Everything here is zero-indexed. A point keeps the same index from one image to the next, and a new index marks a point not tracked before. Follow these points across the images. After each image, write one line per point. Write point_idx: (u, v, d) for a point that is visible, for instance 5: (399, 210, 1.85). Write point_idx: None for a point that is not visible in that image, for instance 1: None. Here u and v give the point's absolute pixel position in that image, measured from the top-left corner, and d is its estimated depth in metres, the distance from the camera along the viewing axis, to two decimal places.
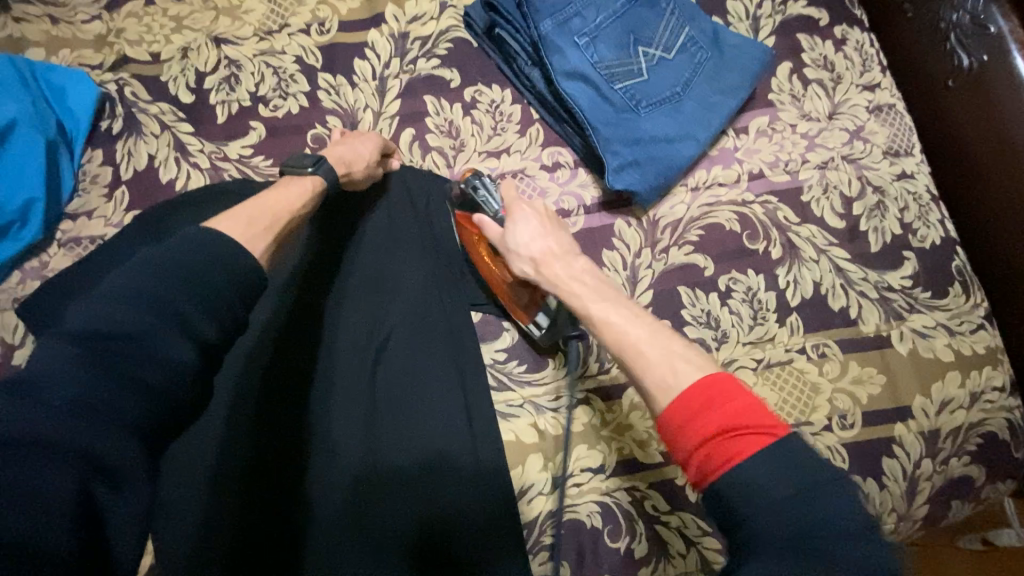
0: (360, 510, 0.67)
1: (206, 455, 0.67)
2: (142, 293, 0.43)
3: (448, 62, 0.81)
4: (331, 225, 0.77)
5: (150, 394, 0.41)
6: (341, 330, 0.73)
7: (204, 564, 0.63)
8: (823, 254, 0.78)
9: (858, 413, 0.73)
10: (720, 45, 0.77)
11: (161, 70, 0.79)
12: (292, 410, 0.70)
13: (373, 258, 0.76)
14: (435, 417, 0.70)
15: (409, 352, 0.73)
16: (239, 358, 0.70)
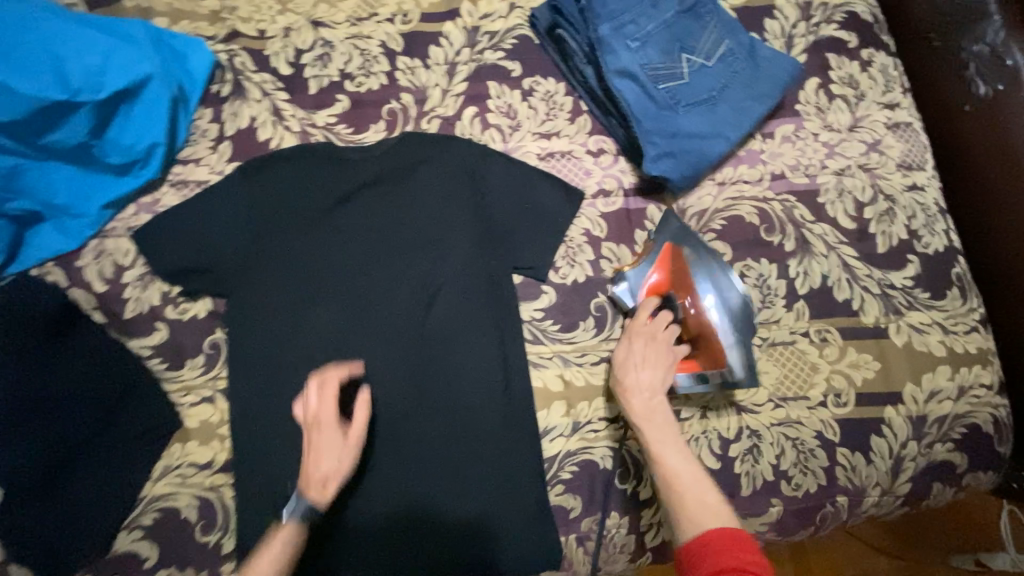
0: (385, 452, 0.78)
1: (283, 367, 0.80)
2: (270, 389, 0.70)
3: (512, 56, 0.92)
4: (395, 182, 0.87)
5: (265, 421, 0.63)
6: (390, 290, 0.83)
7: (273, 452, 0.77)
8: (833, 250, 0.86)
9: (852, 393, 0.82)
10: (756, 57, 0.86)
11: (266, 44, 0.92)
12: (353, 339, 0.81)
13: (429, 217, 0.86)
14: (465, 377, 0.80)
15: (448, 317, 0.83)
16: (312, 291, 0.82)
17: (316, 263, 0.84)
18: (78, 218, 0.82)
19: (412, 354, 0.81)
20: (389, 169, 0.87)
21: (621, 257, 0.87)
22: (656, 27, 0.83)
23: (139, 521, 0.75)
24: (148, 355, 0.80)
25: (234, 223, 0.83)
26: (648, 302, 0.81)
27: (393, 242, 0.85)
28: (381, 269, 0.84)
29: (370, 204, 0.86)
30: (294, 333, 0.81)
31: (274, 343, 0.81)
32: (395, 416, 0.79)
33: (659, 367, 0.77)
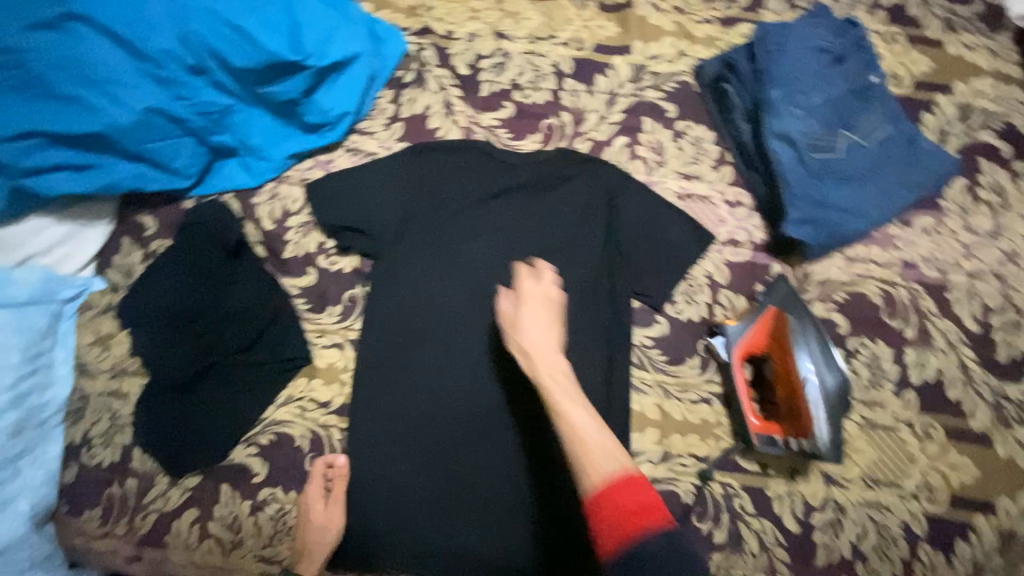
0: (476, 435, 0.81)
1: (404, 334, 0.85)
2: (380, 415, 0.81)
3: (671, 98, 0.98)
4: (537, 189, 0.92)
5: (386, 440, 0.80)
6: (508, 290, 0.88)
7: (378, 408, 0.82)
8: (952, 348, 0.87)
9: (946, 493, 0.82)
10: (912, 148, 0.89)
11: (451, 44, 1.02)
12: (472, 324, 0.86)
13: (563, 228, 0.89)
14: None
15: (558, 330, 0.85)
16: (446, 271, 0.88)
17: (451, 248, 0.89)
18: (261, 159, 0.92)
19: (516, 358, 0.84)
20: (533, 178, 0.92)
21: (736, 307, 0.88)
22: (822, 102, 0.88)
23: (256, 441, 0.82)
24: (296, 294, 0.88)
25: (390, 195, 0.90)
26: (520, 275, 0.73)
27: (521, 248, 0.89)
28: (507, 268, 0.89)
29: (508, 211, 0.91)
30: (415, 311, 0.86)
31: (400, 308, 0.86)
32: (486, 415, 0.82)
33: (525, 325, 0.70)
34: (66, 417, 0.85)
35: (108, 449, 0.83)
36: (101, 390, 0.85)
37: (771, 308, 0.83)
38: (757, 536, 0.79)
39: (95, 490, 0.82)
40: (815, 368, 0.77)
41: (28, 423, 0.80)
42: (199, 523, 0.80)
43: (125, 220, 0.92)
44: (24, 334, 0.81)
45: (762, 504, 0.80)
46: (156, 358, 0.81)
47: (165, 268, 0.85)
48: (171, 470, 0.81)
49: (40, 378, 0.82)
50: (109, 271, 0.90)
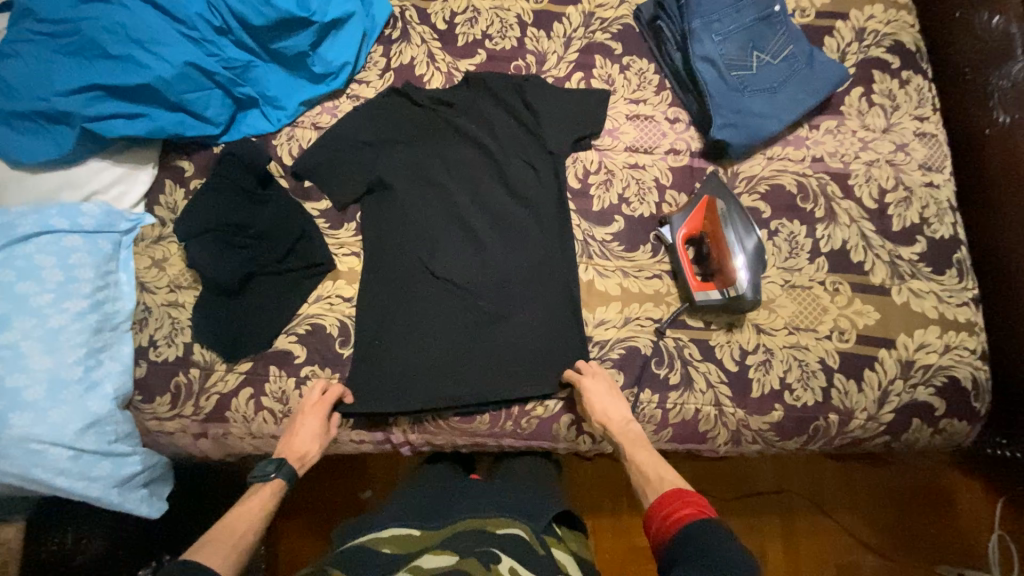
0: (446, 326, 1.01)
1: (391, 248, 1.05)
2: (381, 307, 1.02)
3: (616, 38, 1.17)
4: (488, 124, 1.11)
5: (401, 325, 1.01)
6: (474, 215, 1.07)
7: (371, 305, 1.02)
8: (855, 222, 1.06)
9: (853, 333, 1.02)
10: (814, 62, 1.08)
11: (429, 5, 1.19)
12: (442, 247, 1.05)
13: (505, 171, 1.08)
14: (510, 296, 1.03)
15: (522, 270, 1.04)
16: (424, 198, 1.07)
17: (408, 200, 1.07)
18: (277, 109, 1.10)
19: (474, 275, 1.04)
20: (506, 154, 1.09)
21: (679, 203, 1.08)
22: (736, 28, 1.07)
23: (294, 331, 1.01)
24: (316, 215, 1.07)
25: (367, 130, 1.09)
26: (660, 235, 1.06)
27: (469, 207, 1.07)
28: (478, 197, 1.08)
29: (427, 146, 1.10)
30: (398, 249, 1.05)
31: (388, 228, 1.06)
32: (452, 319, 1.01)
33: (689, 219, 1.03)
34: (132, 325, 1.02)
35: (171, 347, 1.02)
36: (161, 302, 1.04)
37: (704, 196, 1.04)
38: (704, 377, 0.99)
39: (161, 381, 1.01)
40: (742, 244, 0.96)
41: (105, 326, 0.98)
42: (254, 398, 0.99)
43: (167, 166, 1.10)
44: (95, 256, 0.99)
45: (706, 351, 1.00)
46: (204, 263, 0.99)
47: (208, 193, 1.03)
48: (228, 357, 1.00)
49: (110, 291, 1.01)
50: (157, 209, 1.09)
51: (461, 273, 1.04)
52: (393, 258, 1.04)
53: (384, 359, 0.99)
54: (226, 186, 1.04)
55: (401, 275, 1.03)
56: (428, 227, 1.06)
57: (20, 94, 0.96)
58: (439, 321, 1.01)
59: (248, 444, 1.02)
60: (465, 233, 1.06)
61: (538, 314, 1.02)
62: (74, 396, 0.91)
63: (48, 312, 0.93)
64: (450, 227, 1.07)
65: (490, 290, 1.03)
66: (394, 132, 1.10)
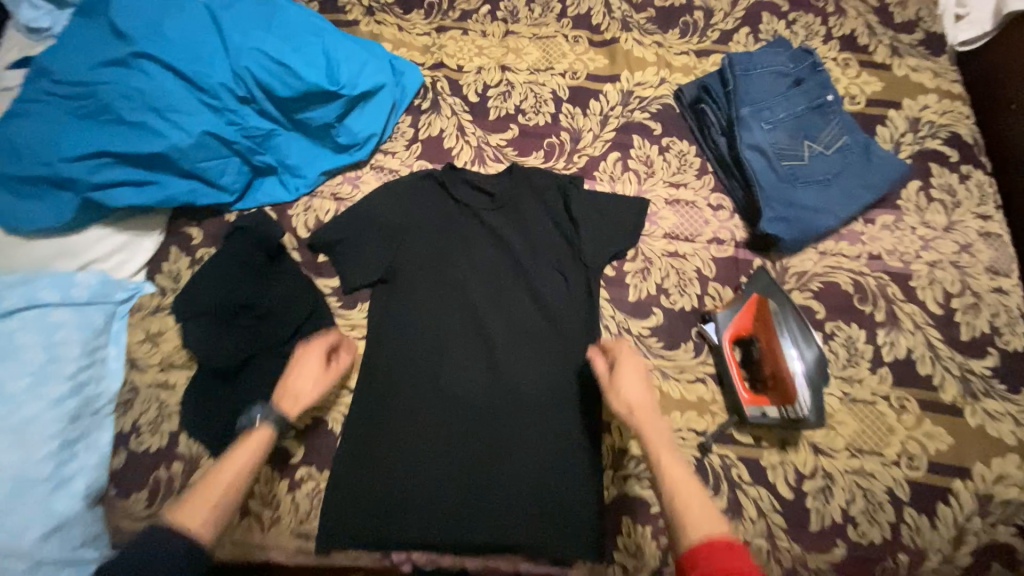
0: (449, 448, 0.88)
1: (396, 351, 0.94)
2: (380, 420, 0.90)
3: (655, 118, 1.11)
4: (516, 206, 1.03)
5: (399, 443, 0.88)
6: (493, 318, 0.96)
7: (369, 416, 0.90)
8: (919, 329, 0.96)
9: (924, 459, 0.89)
10: (868, 155, 1.02)
11: (462, 77, 1.16)
12: (453, 354, 0.94)
13: (524, 263, 0.99)
14: (521, 407, 0.90)
15: (538, 381, 0.92)
16: (439, 297, 0.97)
17: (422, 302, 0.97)
18: (297, 177, 1.05)
19: (487, 386, 0.92)
20: (534, 255, 1.00)
21: (724, 297, 0.99)
22: (787, 116, 1.01)
23: (293, 425, 0.91)
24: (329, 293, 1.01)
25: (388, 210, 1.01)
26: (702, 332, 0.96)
27: (486, 311, 0.97)
28: (497, 298, 0.98)
29: (449, 236, 1.01)
30: (407, 356, 0.93)
31: (400, 326, 0.95)
32: (457, 441, 0.89)
33: (736, 318, 0.93)
34: (115, 407, 0.93)
35: (156, 435, 0.92)
36: (148, 382, 0.95)
37: (753, 294, 0.95)
38: (755, 503, 0.87)
39: (140, 474, 0.90)
40: (797, 345, 0.88)
41: (84, 411, 0.88)
42: (240, 501, 0.88)
43: (176, 231, 1.04)
44: (84, 330, 0.91)
45: (757, 472, 0.88)
46: (198, 348, 0.90)
47: (212, 270, 0.95)
48: (215, 451, 0.89)
49: (95, 370, 0.91)
50: (159, 277, 1.02)
51: (471, 392, 0.91)
52: (399, 363, 0.93)
53: (376, 482, 0.86)
54: (227, 265, 0.95)
55: (404, 383, 0.92)
56: (440, 329, 0.95)
57: (23, 158, 0.90)
58: (444, 441, 0.88)
59: None
60: (482, 337, 0.95)
61: (553, 448, 0.88)
62: (38, 496, 0.80)
63: (22, 397, 0.83)
64: (466, 331, 0.95)
65: (501, 414, 0.90)
66: (420, 224, 1.01)
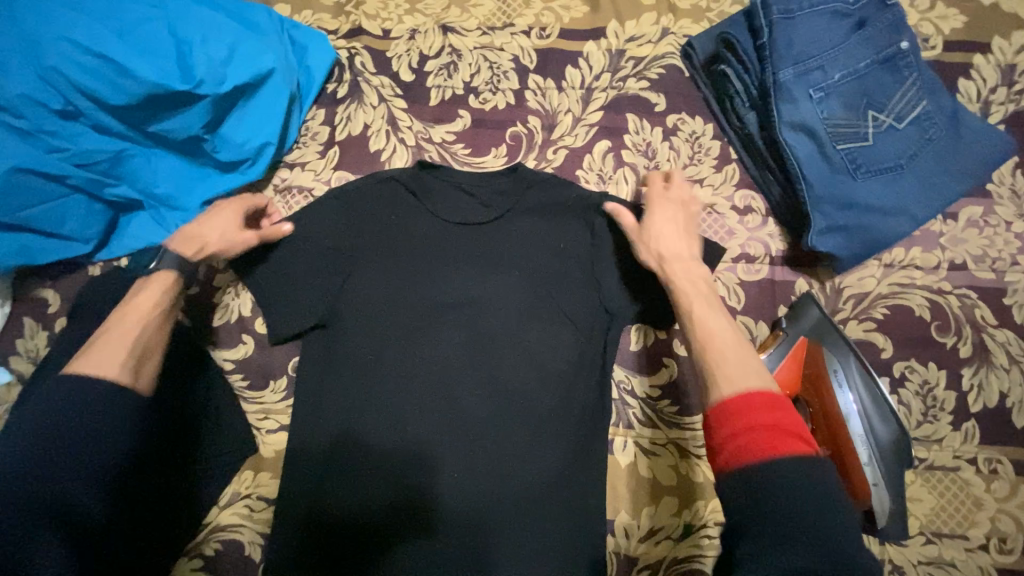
0: (422, 556, 0.67)
1: (339, 438, 0.71)
2: (329, 524, 0.68)
3: (657, 87, 0.81)
4: (478, 235, 0.76)
5: (358, 550, 0.67)
6: (467, 384, 0.72)
7: (313, 521, 0.68)
8: (1016, 364, 0.72)
9: (1019, 540, 0.69)
10: (957, 126, 0.73)
11: (389, 46, 0.84)
12: (410, 437, 0.70)
13: (495, 318, 0.74)
14: (502, 512, 0.68)
15: (519, 480, 0.69)
16: (390, 360, 0.72)
17: (372, 376, 0.72)
18: (174, 210, 0.76)
19: (455, 484, 0.69)
20: (513, 309, 0.74)
21: (758, 336, 0.74)
22: (844, 77, 0.71)
23: (199, 553, 0.70)
24: (230, 369, 0.76)
25: (315, 232, 0.74)
26: None
27: (453, 376, 0.72)
28: (468, 358, 0.72)
29: (399, 273, 0.75)
30: (365, 450, 0.70)
31: (337, 407, 0.71)
32: (433, 543, 0.67)
33: (778, 374, 0.69)
34: None
35: None
36: None
37: (800, 338, 0.70)
38: None
39: None
40: (853, 389, 0.66)
41: None
42: None
43: (26, 297, 0.78)
44: None
45: None
46: None
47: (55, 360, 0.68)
48: None
49: None
50: (14, 359, 0.77)
51: (442, 490, 0.68)
52: (341, 455, 0.70)
53: None
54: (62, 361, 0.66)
55: (353, 475, 0.69)
56: (390, 404, 0.71)
57: None
58: (413, 548, 0.67)
59: None
60: (444, 415, 0.70)
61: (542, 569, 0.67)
62: None
63: None
64: (423, 406, 0.71)
65: (475, 533, 0.67)
66: (358, 267, 0.75)
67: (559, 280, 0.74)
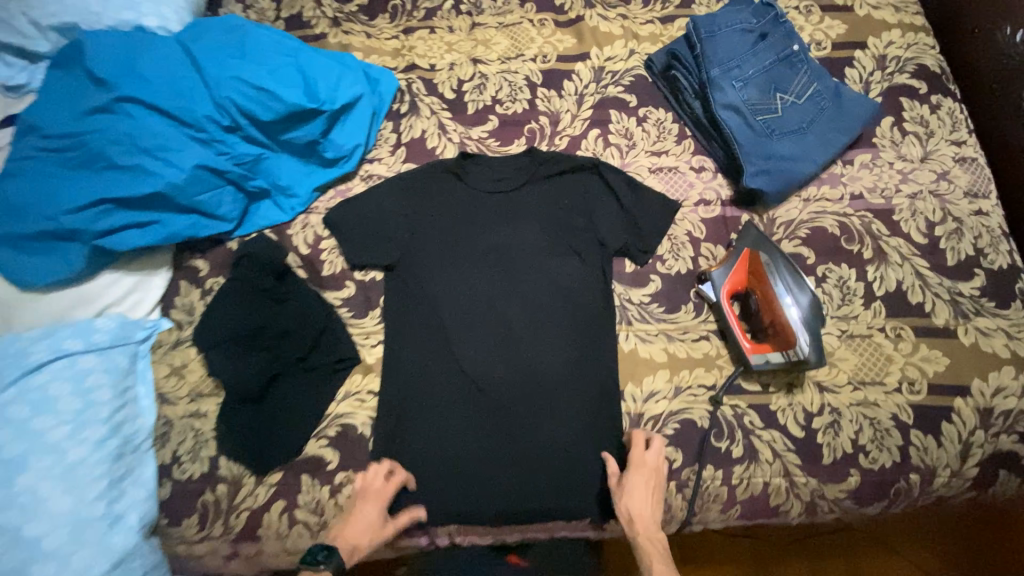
0: (483, 403, 0.96)
1: (417, 329, 1.00)
2: (414, 387, 0.97)
3: (629, 90, 1.13)
4: (511, 199, 1.07)
5: (435, 402, 0.96)
6: (512, 300, 1.02)
7: (401, 385, 0.97)
8: (907, 260, 1.00)
9: (924, 383, 0.93)
10: (840, 98, 1.04)
11: (435, 75, 1.17)
12: (468, 327, 1.00)
13: (528, 256, 1.04)
14: (543, 385, 0.96)
15: (554, 366, 0.97)
16: (453, 283, 1.02)
17: (437, 297, 1.02)
18: (290, 198, 1.07)
19: (506, 362, 0.98)
20: (541, 248, 1.04)
21: (717, 256, 1.03)
22: (756, 71, 1.03)
23: (323, 435, 0.95)
24: (338, 305, 1.03)
25: (395, 199, 1.06)
26: (700, 291, 1.00)
27: (500, 293, 1.02)
28: (509, 279, 1.03)
29: (457, 227, 1.05)
30: (438, 339, 0.99)
31: (418, 318, 1.01)
32: (489, 395, 0.96)
33: (728, 274, 0.97)
34: (154, 442, 0.96)
35: (196, 462, 0.95)
36: (181, 414, 0.98)
37: (742, 249, 0.98)
38: (769, 445, 0.92)
39: (187, 500, 0.93)
40: (782, 276, 0.93)
41: (126, 449, 0.90)
42: (288, 511, 0.92)
43: (181, 266, 1.06)
44: (112, 374, 0.93)
45: (768, 417, 0.93)
46: (223, 377, 0.93)
47: (226, 299, 0.98)
48: (255, 469, 0.93)
49: (129, 409, 0.93)
50: (173, 312, 1.04)
51: (487, 371, 0.97)
52: (421, 344, 0.99)
53: (414, 440, 0.94)
54: (236, 295, 0.98)
55: (430, 352, 0.99)
56: (454, 309, 1.01)
57: (21, 214, 0.91)
58: (475, 401, 0.96)
59: (283, 561, 0.93)
60: (497, 319, 1.01)
61: (580, 426, 0.94)
62: (97, 535, 0.83)
63: (65, 446, 0.84)
64: (477, 309, 1.01)
65: (522, 402, 0.96)
66: (428, 225, 1.05)
67: (571, 227, 1.04)
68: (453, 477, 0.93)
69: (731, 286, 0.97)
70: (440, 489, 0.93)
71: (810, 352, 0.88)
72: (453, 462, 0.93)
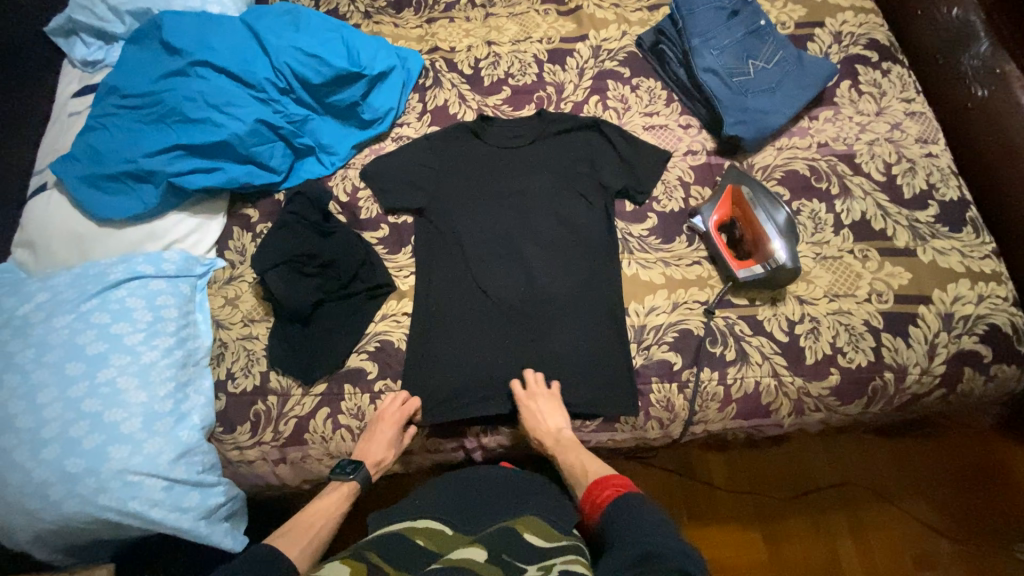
0: (503, 319, 1.09)
1: (443, 259, 1.14)
2: (442, 308, 1.10)
3: (623, 64, 1.32)
4: (523, 151, 1.23)
5: (461, 319, 1.09)
6: (527, 234, 1.16)
7: (431, 306, 1.10)
8: (869, 195, 1.15)
9: (891, 294, 1.07)
10: (803, 63, 1.22)
11: (456, 55, 1.36)
12: (489, 257, 1.14)
13: (541, 196, 1.19)
14: (557, 302, 1.09)
15: (565, 286, 1.11)
16: (475, 221, 1.17)
17: (460, 232, 1.16)
18: (331, 154, 1.22)
19: (523, 284, 1.11)
20: (551, 190, 1.19)
21: (705, 196, 1.18)
22: (729, 44, 1.23)
23: (363, 351, 1.06)
24: (375, 243, 1.17)
25: (423, 152, 1.22)
26: (693, 224, 1.14)
27: (515, 228, 1.16)
28: (523, 216, 1.17)
29: (477, 175, 1.21)
30: (462, 267, 1.13)
31: (444, 250, 1.15)
32: (510, 312, 1.09)
33: (714, 206, 1.12)
34: (211, 361, 1.06)
35: (248, 377, 1.05)
36: (235, 336, 1.08)
37: (726, 185, 1.13)
38: (759, 350, 1.04)
39: (240, 410, 1.03)
40: (761, 203, 1.09)
41: (188, 361, 1.02)
42: (332, 417, 1.02)
43: (234, 213, 1.19)
44: (177, 297, 1.05)
45: (756, 326, 1.05)
46: (276, 297, 1.05)
47: (276, 235, 1.11)
48: (303, 379, 1.04)
49: (191, 329, 1.05)
50: (227, 252, 1.16)
51: (506, 293, 1.11)
52: (447, 272, 1.13)
53: (443, 352, 1.07)
54: (286, 232, 1.11)
55: (456, 278, 1.12)
56: (476, 242, 1.15)
57: (111, 158, 1.08)
58: (497, 318, 1.09)
59: (327, 465, 1.03)
60: (514, 249, 1.15)
61: (590, 336, 1.07)
62: (166, 428, 0.93)
63: (139, 350, 0.97)
64: (497, 242, 1.15)
65: (538, 317, 1.09)
66: (452, 173, 1.21)
67: (576, 173, 1.20)
68: (478, 382, 1.05)
69: (718, 215, 1.12)
70: (465, 393, 1.04)
71: (789, 262, 1.03)
72: (477, 370, 1.05)
